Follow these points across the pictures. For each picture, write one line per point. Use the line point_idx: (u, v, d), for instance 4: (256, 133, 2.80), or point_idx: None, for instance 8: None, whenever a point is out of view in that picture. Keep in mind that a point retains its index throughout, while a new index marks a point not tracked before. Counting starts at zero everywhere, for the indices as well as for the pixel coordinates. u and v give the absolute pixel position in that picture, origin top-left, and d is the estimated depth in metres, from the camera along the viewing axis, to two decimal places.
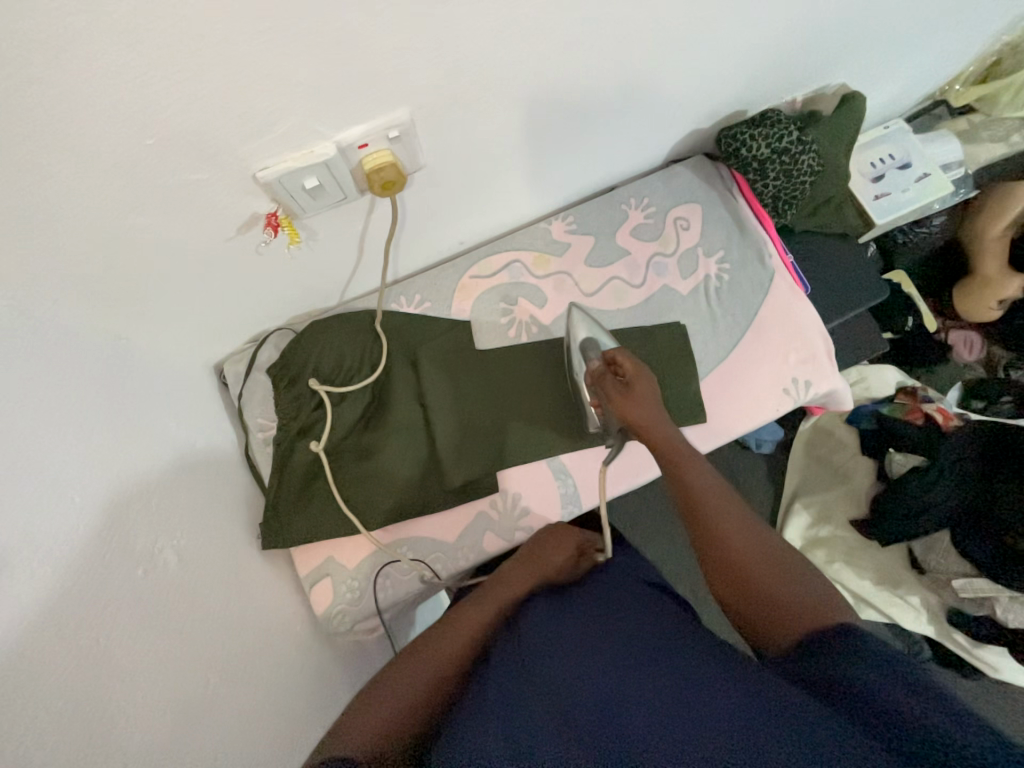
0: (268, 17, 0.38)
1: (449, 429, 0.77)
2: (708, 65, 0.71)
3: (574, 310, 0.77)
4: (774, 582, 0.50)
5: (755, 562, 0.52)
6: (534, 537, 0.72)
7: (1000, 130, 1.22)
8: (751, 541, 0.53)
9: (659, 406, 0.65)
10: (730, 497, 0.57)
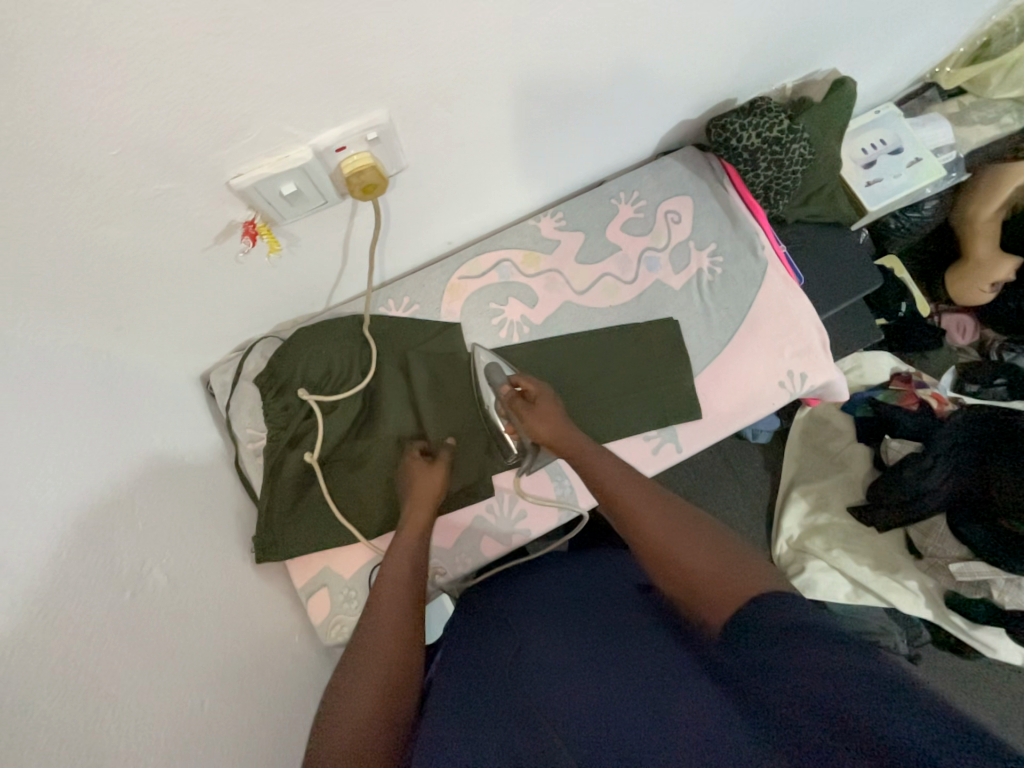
0: (233, 18, 0.36)
1: (442, 435, 0.76)
2: (696, 53, 0.69)
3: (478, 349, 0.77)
4: (704, 562, 0.51)
5: (683, 548, 0.53)
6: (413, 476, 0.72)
7: (991, 111, 1.20)
8: (676, 531, 0.55)
9: (560, 415, 0.69)
10: (643, 489, 0.60)
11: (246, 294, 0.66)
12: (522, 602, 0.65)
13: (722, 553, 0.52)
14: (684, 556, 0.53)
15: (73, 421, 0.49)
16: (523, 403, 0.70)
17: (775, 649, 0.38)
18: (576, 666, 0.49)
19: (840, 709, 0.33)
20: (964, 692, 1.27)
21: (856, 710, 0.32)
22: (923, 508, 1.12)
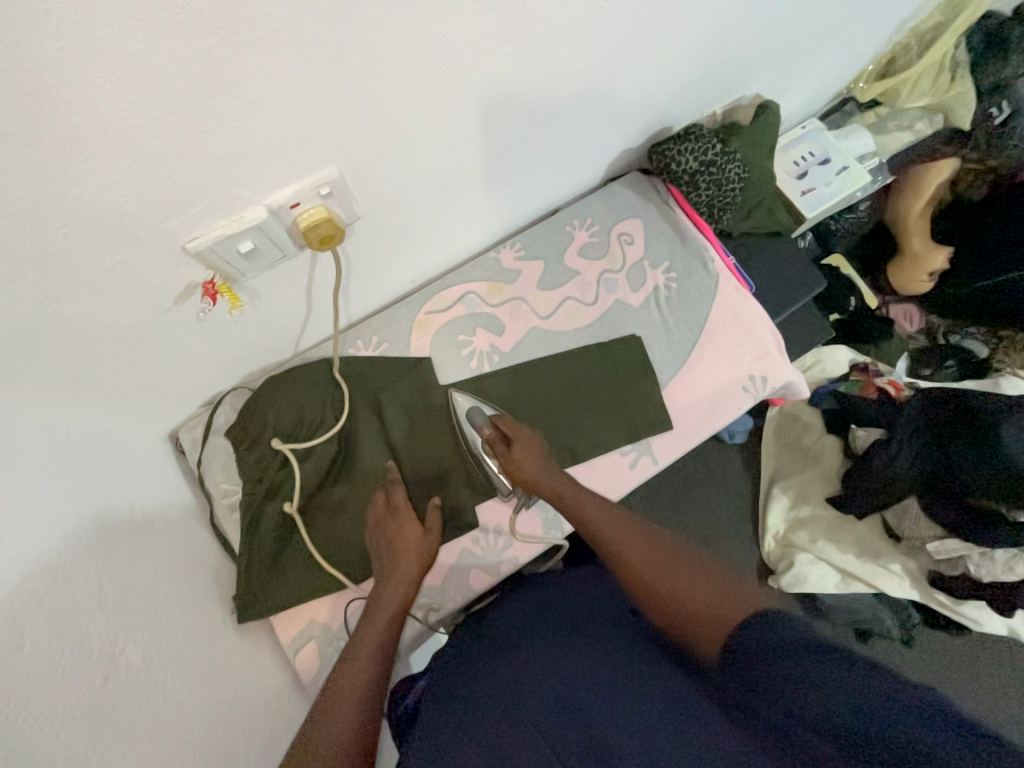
0: (179, 98, 0.38)
1: (422, 471, 0.76)
2: (628, 87, 0.74)
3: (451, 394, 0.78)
4: (695, 594, 0.49)
5: (675, 583, 0.53)
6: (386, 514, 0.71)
7: (905, 119, 1.31)
8: (662, 573, 0.56)
9: (541, 457, 0.72)
10: (622, 527, 0.65)
11: (211, 348, 0.66)
12: (513, 635, 0.63)
13: (715, 585, 0.50)
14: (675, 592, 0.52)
15: (40, 496, 0.48)
16: (502, 448, 0.73)
17: (761, 658, 0.38)
18: (572, 699, 0.48)
19: (855, 730, 0.33)
20: (956, 667, 1.30)
21: (874, 729, 0.32)
22: (894, 491, 1.17)
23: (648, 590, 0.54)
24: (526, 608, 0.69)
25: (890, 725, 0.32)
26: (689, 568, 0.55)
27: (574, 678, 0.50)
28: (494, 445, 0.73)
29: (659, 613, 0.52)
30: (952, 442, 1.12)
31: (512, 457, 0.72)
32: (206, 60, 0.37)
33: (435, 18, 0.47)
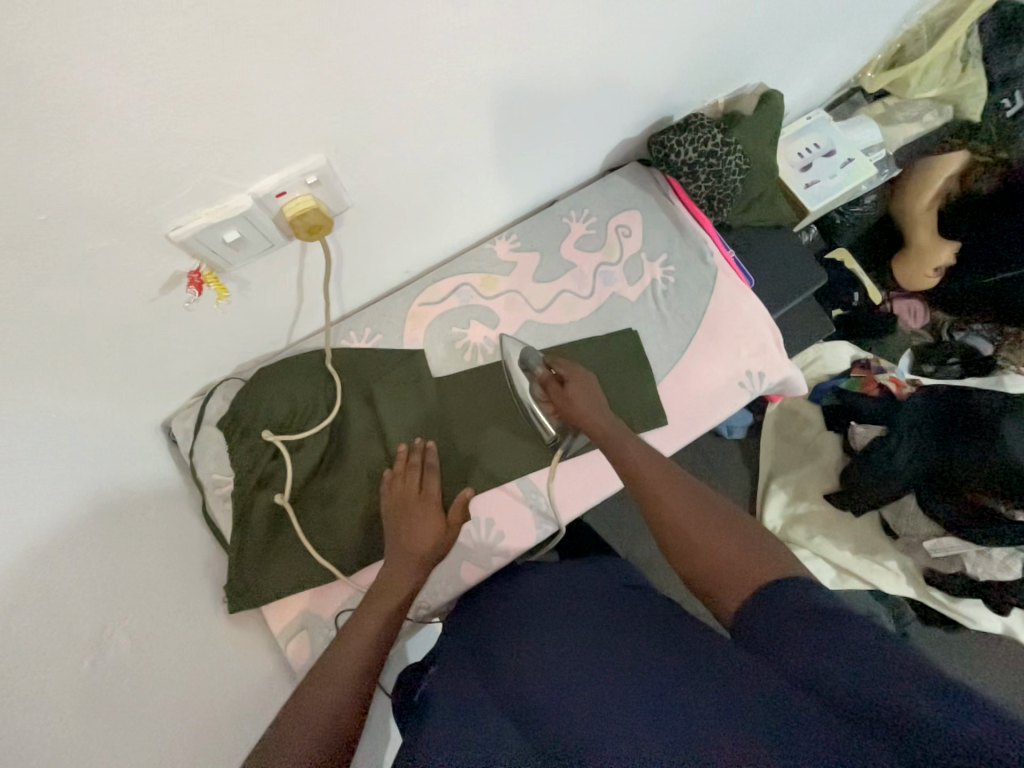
0: (159, 82, 0.37)
1: (467, 448, 0.78)
2: (628, 74, 0.72)
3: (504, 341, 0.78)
4: (723, 546, 0.52)
5: (704, 533, 0.54)
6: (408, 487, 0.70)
7: (914, 111, 1.29)
8: (693, 515, 0.56)
9: (593, 398, 0.70)
10: (655, 465, 0.63)
11: (201, 339, 0.65)
12: (512, 627, 0.64)
13: (743, 544, 0.52)
14: (703, 542, 0.53)
15: (31, 484, 0.48)
16: (557, 385, 0.72)
17: (794, 638, 0.40)
18: (569, 700, 0.49)
19: (866, 704, 0.35)
20: (950, 664, 1.30)
21: (885, 702, 0.34)
22: (892, 486, 1.16)
23: (673, 531, 0.55)
24: (516, 605, 0.69)
25: (898, 698, 0.34)
26: (718, 514, 0.56)
27: (573, 683, 0.51)
28: (548, 384, 0.73)
29: (678, 557, 0.54)
30: (953, 440, 1.11)
31: (564, 393, 0.71)
32: (187, 41, 0.36)
33: (425, 5, 0.45)
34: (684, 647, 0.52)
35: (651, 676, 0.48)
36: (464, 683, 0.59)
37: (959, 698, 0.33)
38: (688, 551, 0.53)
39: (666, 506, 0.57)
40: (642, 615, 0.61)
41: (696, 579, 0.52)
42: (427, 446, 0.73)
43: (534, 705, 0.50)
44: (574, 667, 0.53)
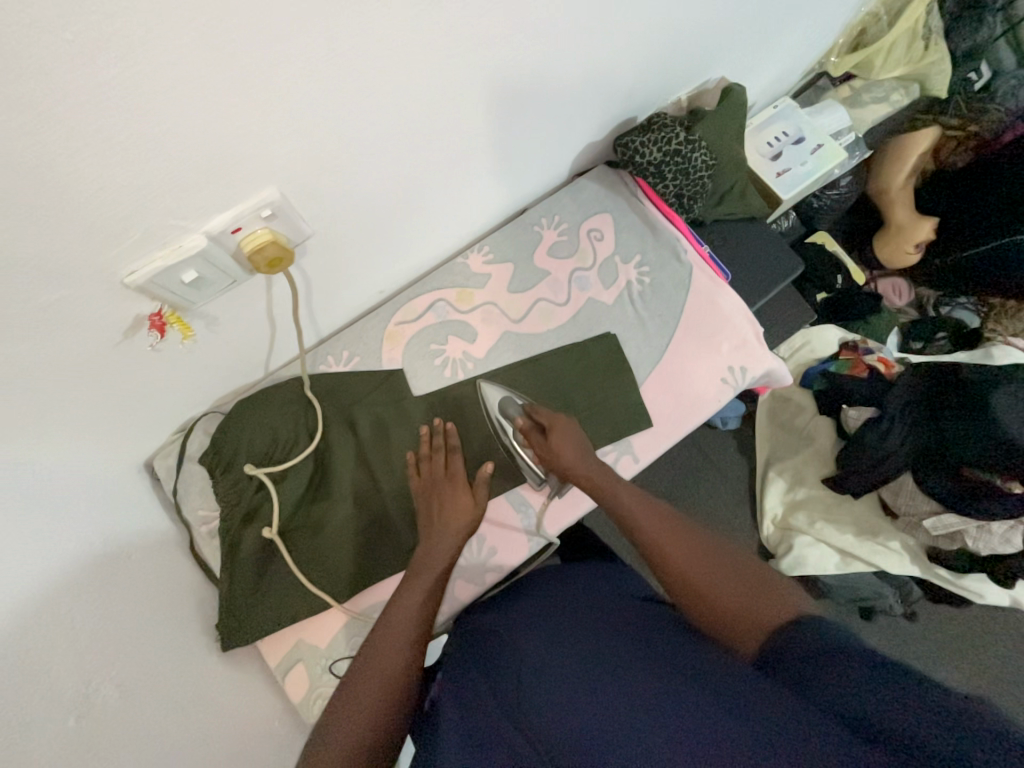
0: (98, 131, 0.37)
1: (481, 456, 0.78)
2: (585, 79, 0.72)
3: (485, 388, 0.77)
4: (728, 595, 0.54)
5: (710, 581, 0.57)
6: (426, 492, 0.71)
7: (881, 91, 1.29)
8: (697, 564, 0.59)
9: (579, 445, 0.72)
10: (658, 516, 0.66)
11: (175, 377, 0.65)
12: (515, 630, 0.63)
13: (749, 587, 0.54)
14: (710, 589, 0.56)
15: (9, 541, 0.48)
16: (540, 436, 0.73)
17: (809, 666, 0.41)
18: (573, 704, 0.48)
19: (863, 715, 0.36)
20: (959, 640, 1.30)
21: (883, 715, 0.35)
22: (890, 468, 1.16)
23: (680, 581, 0.58)
24: (516, 607, 0.68)
25: (896, 715, 0.34)
26: (719, 559, 0.59)
27: (578, 684, 0.50)
28: (530, 434, 0.73)
29: (689, 606, 0.57)
30: (945, 417, 1.12)
31: (548, 445, 0.71)
32: (123, 89, 0.36)
33: (370, 37, 0.46)
34: (686, 650, 0.52)
35: (655, 679, 0.48)
36: (464, 693, 0.58)
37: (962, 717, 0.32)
38: (697, 600, 0.56)
39: (670, 557, 0.61)
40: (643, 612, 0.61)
41: (709, 625, 0.54)
42: (450, 428, 0.74)
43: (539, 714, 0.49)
44: (578, 668, 0.53)
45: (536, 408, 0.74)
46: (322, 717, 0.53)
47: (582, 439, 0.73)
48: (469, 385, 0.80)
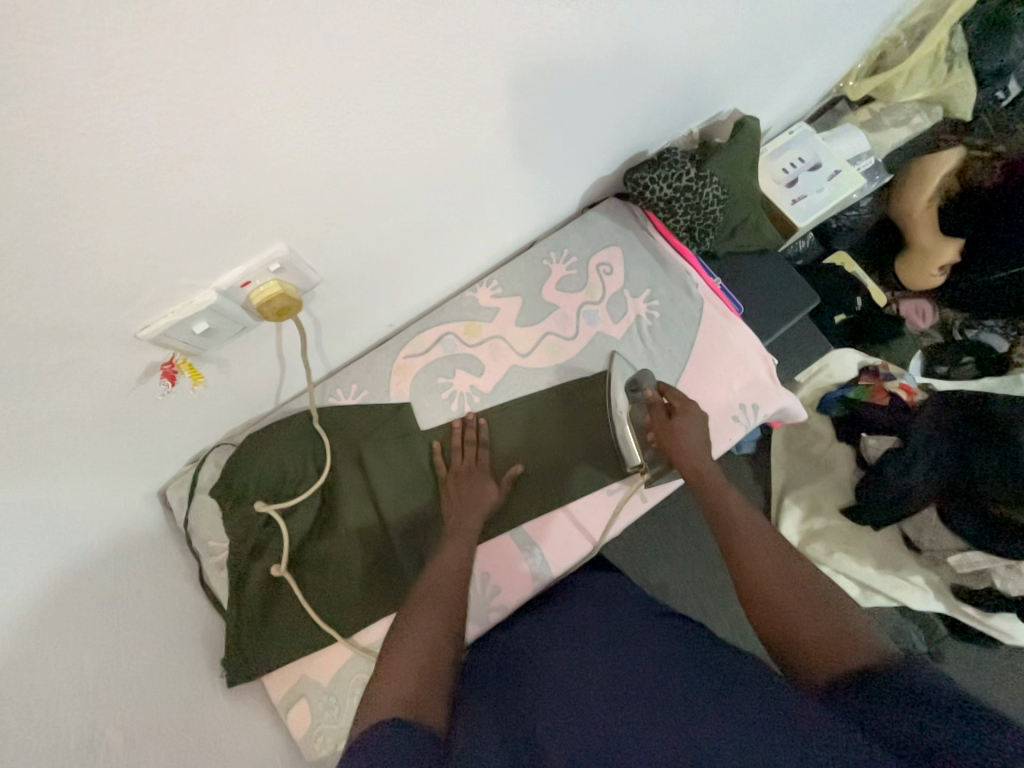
0: (110, 197, 0.38)
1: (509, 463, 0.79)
2: (597, 117, 0.72)
3: (615, 358, 0.82)
4: (809, 613, 0.50)
5: (790, 590, 0.53)
6: (460, 474, 0.76)
7: (902, 114, 1.26)
8: (782, 572, 0.55)
9: (696, 434, 0.73)
10: (755, 519, 0.63)
11: (189, 412, 0.66)
12: (535, 643, 0.63)
13: (829, 610, 0.51)
14: (790, 599, 0.52)
15: (23, 577, 0.49)
16: (662, 411, 0.76)
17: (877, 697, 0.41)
18: (589, 699, 0.48)
19: (910, 741, 0.37)
20: (987, 682, 1.23)
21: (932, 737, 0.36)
22: (911, 501, 1.10)
23: (756, 580, 0.55)
24: (534, 621, 0.69)
25: (952, 737, 0.36)
26: (805, 575, 0.55)
27: (600, 687, 0.50)
28: (654, 406, 0.76)
29: (753, 607, 0.54)
30: (974, 452, 1.07)
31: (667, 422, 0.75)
32: (132, 158, 0.37)
33: (378, 97, 0.47)
34: (693, 668, 0.50)
35: (657, 695, 0.47)
36: (478, 685, 0.58)
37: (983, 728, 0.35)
38: (771, 606, 0.52)
39: (748, 553, 0.58)
40: (666, 630, 0.61)
41: (780, 641, 0.50)
42: (480, 420, 0.79)
43: (554, 702, 0.49)
44: (594, 674, 0.53)
45: (669, 387, 0.78)
46: (386, 646, 0.53)
47: (697, 422, 0.74)
48: (477, 420, 0.80)
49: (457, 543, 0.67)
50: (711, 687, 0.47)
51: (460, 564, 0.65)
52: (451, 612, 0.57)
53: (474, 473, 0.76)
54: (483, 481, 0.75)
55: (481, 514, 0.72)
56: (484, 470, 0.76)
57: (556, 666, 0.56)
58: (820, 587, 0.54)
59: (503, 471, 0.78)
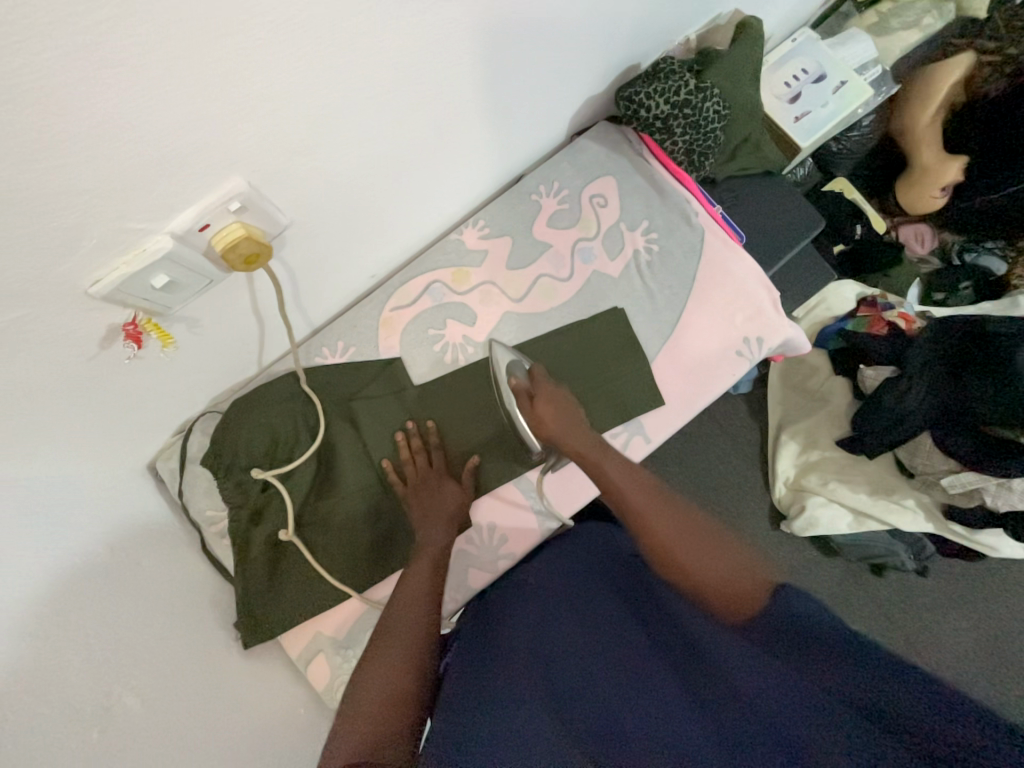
0: (28, 123, 0.33)
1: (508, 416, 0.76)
2: (588, 21, 0.64)
3: (495, 345, 0.73)
4: (709, 565, 0.53)
5: (690, 551, 0.56)
6: (420, 483, 0.71)
7: (911, 15, 1.16)
8: (681, 535, 0.58)
9: (569, 415, 0.70)
10: (641, 483, 0.65)
11: (167, 379, 0.62)
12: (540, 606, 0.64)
13: (723, 558, 0.54)
14: (696, 562, 0.54)
15: (9, 558, 0.47)
16: (528, 401, 0.70)
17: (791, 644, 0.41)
18: (581, 685, 0.50)
19: (854, 693, 0.36)
20: (977, 600, 1.27)
21: (870, 689, 0.36)
22: (907, 429, 1.09)
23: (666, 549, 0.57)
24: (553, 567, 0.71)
25: (895, 692, 0.35)
26: (702, 533, 0.58)
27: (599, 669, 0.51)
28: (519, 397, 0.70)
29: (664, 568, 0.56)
30: (968, 376, 1.05)
31: (535, 412, 0.69)
32: (37, 72, 0.31)
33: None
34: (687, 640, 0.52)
35: (646, 685, 0.48)
36: (464, 674, 0.57)
37: (954, 701, 0.33)
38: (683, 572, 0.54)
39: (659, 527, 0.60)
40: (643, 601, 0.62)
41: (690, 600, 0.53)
42: (428, 426, 0.74)
43: (508, 703, 0.49)
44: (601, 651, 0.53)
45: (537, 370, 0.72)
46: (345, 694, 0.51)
47: (569, 406, 0.71)
48: (474, 369, 0.76)
49: (423, 560, 0.64)
50: (706, 670, 0.47)
51: (428, 584, 0.62)
52: (417, 641, 0.56)
53: (432, 485, 0.71)
54: (450, 494, 0.71)
55: (449, 529, 0.69)
56: (444, 478, 0.72)
57: (565, 641, 0.56)
58: (713, 543, 0.56)
59: (462, 466, 0.75)
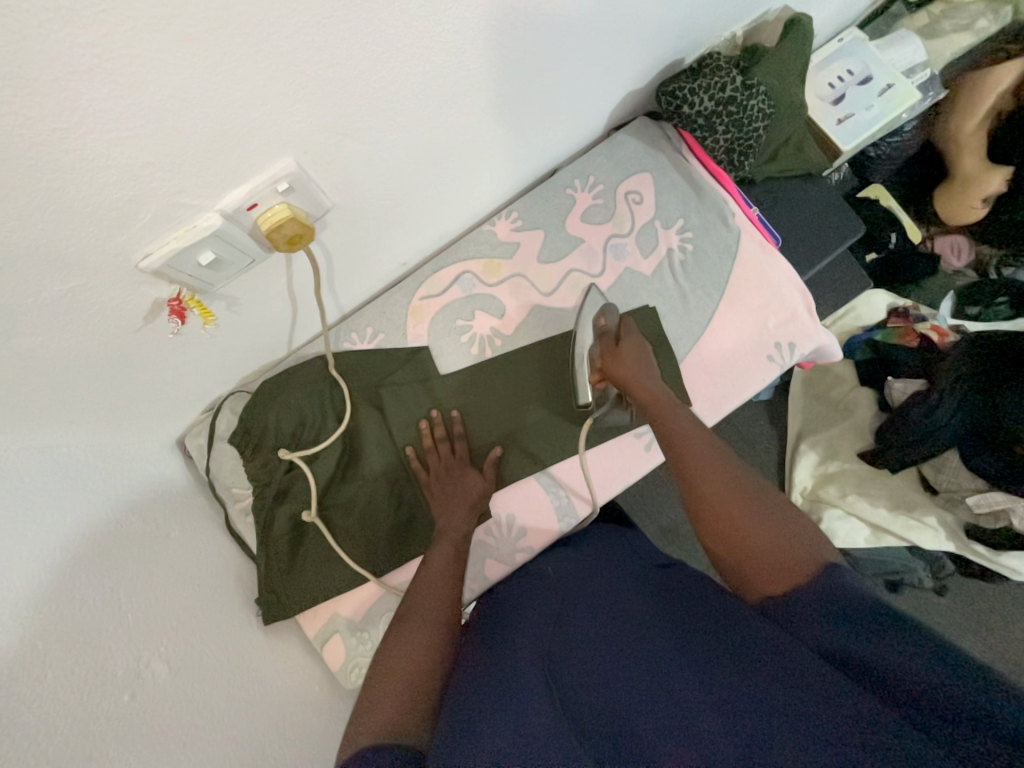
0: (97, 96, 0.33)
1: (532, 410, 0.76)
2: (636, 15, 0.64)
3: (593, 292, 0.75)
4: (766, 539, 0.52)
5: (749, 520, 0.54)
6: (444, 467, 0.72)
7: (964, 17, 1.13)
8: (738, 499, 0.56)
9: (644, 363, 0.69)
10: (705, 438, 0.62)
11: (203, 356, 0.63)
12: (553, 586, 0.65)
13: (785, 533, 0.52)
14: (755, 532, 0.53)
15: (48, 524, 0.48)
16: (611, 344, 0.72)
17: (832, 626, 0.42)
18: (591, 668, 0.48)
19: (890, 673, 0.37)
20: (996, 620, 1.24)
21: (902, 669, 0.37)
22: (936, 445, 1.05)
23: (724, 513, 0.55)
24: (569, 558, 0.70)
25: (930, 674, 0.35)
26: (760, 501, 0.56)
27: (614, 641, 0.51)
28: (603, 337, 0.72)
29: (714, 534, 0.55)
30: (1000, 392, 1.02)
31: (615, 352, 0.71)
32: (111, 45, 0.31)
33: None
34: (705, 616, 0.51)
35: (657, 671, 0.45)
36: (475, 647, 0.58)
37: (981, 681, 0.34)
38: (738, 543, 0.53)
39: (710, 486, 0.57)
40: (659, 591, 0.59)
41: (728, 567, 0.53)
42: (453, 414, 0.74)
43: (522, 672, 0.49)
44: (617, 628, 0.53)
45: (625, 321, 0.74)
46: (376, 658, 0.52)
47: (649, 361, 0.71)
48: (501, 361, 0.76)
49: (444, 546, 0.65)
50: (728, 644, 0.46)
51: (450, 567, 0.63)
52: (444, 613, 0.57)
53: (455, 473, 0.72)
54: (472, 486, 0.71)
55: (471, 514, 0.69)
56: (466, 465, 0.73)
57: (576, 618, 0.56)
58: (776, 515, 0.54)
59: (485, 457, 0.75)
